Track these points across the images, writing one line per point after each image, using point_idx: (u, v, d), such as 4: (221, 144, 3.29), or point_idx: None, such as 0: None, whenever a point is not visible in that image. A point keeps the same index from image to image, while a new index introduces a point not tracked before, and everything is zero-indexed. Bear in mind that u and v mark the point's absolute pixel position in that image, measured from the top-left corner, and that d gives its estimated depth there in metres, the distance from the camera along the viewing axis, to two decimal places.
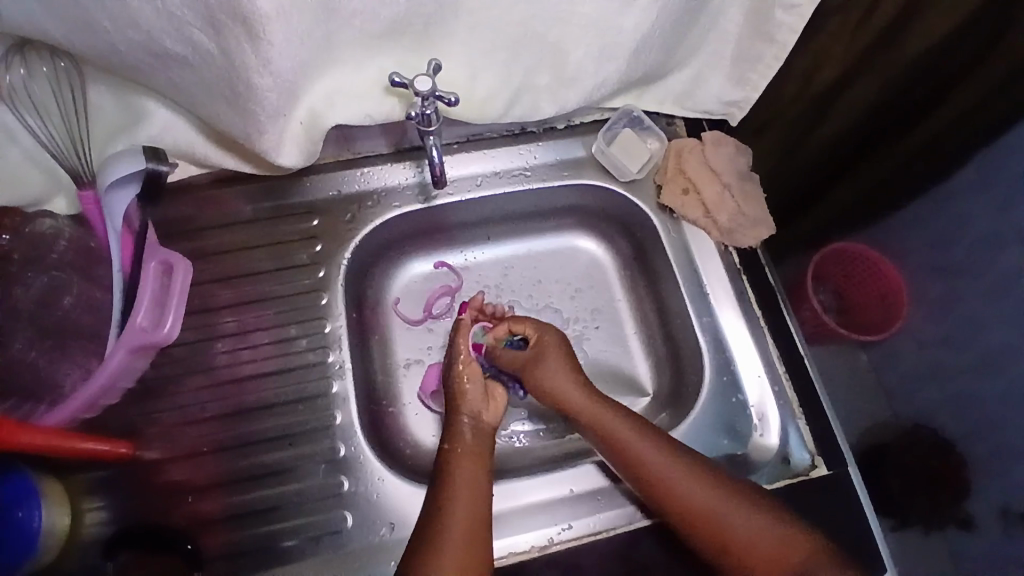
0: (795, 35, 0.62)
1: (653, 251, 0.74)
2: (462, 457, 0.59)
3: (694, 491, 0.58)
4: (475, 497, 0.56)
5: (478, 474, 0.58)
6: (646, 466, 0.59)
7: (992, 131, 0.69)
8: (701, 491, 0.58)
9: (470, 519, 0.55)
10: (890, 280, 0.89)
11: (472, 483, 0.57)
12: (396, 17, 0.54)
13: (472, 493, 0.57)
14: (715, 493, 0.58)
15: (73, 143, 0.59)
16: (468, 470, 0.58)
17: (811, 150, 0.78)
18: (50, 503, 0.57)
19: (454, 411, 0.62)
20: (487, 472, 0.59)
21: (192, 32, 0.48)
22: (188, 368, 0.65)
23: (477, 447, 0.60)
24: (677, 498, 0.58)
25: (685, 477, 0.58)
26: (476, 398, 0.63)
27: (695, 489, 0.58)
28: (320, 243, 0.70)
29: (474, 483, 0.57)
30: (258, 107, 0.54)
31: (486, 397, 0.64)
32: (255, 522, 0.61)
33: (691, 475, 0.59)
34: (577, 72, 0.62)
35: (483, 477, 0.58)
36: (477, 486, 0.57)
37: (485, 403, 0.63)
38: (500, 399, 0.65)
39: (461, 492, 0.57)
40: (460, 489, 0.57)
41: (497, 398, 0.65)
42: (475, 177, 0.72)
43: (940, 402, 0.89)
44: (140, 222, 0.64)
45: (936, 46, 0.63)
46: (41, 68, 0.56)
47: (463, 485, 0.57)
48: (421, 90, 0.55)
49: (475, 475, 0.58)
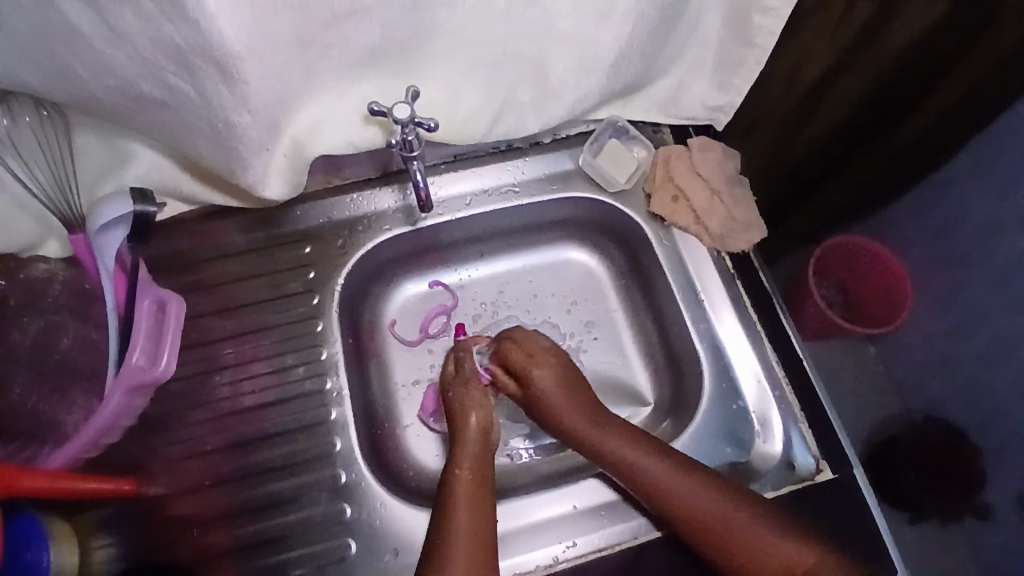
0: (775, 38, 0.61)
1: (646, 259, 0.74)
2: (466, 482, 0.60)
3: (701, 492, 0.59)
4: (481, 524, 0.57)
5: (483, 498, 0.59)
6: (640, 471, 0.61)
7: (983, 116, 0.69)
8: (696, 496, 0.59)
9: (478, 535, 0.56)
10: (890, 271, 0.87)
11: (476, 509, 0.58)
12: (372, 46, 0.54)
13: (476, 512, 0.58)
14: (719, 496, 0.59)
15: (61, 188, 0.60)
16: (472, 494, 0.59)
17: (797, 149, 0.77)
18: (58, 543, 0.57)
19: (461, 433, 0.63)
20: (489, 496, 0.60)
21: (168, 75, 0.49)
22: (188, 403, 0.66)
23: (484, 470, 0.61)
24: (679, 499, 0.59)
25: (692, 483, 0.59)
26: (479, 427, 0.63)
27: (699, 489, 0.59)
28: (313, 270, 0.70)
29: (479, 511, 0.58)
30: (241, 143, 0.54)
31: (489, 421, 0.64)
32: (259, 554, 0.61)
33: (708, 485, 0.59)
34: (558, 88, 0.62)
35: (487, 501, 0.59)
36: (481, 509, 0.58)
37: (489, 428, 0.64)
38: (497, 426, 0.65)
39: (466, 513, 0.57)
40: (467, 509, 0.58)
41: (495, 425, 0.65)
42: (464, 197, 0.72)
43: (950, 393, 0.88)
44: (133, 259, 0.62)
45: (920, 40, 0.62)
46: (25, 116, 0.57)
47: (470, 505, 0.58)
48: (400, 119, 0.56)
49: (479, 495, 0.59)
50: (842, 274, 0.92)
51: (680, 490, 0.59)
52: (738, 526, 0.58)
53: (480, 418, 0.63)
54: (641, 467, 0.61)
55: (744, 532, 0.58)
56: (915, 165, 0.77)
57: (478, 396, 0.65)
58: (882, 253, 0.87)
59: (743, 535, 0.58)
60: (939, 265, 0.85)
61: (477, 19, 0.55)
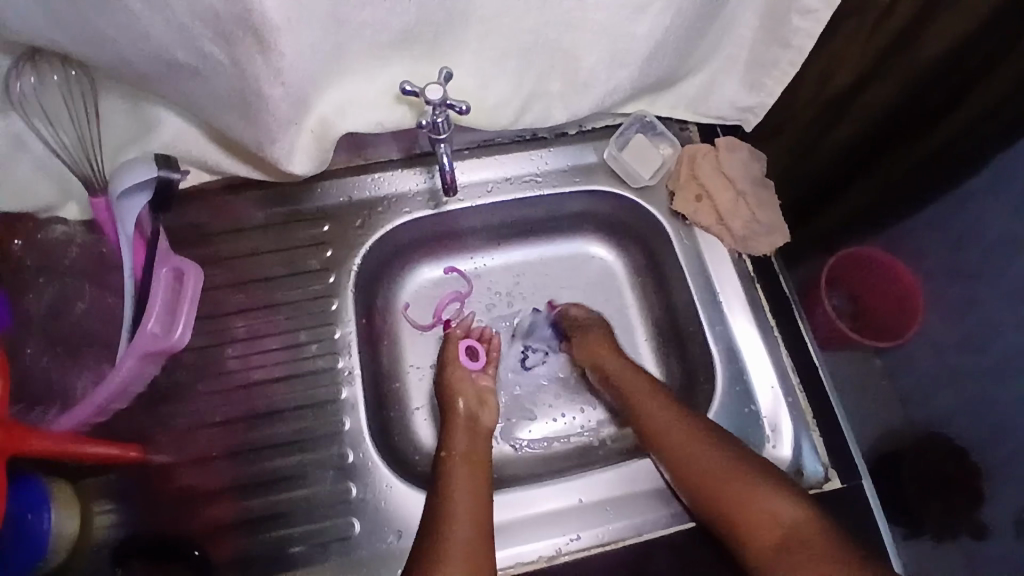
0: (812, 41, 0.61)
1: (664, 257, 0.73)
2: (459, 462, 0.61)
3: (702, 452, 0.60)
4: (474, 501, 0.57)
5: (476, 476, 0.60)
6: (661, 425, 0.63)
7: (1005, 136, 0.68)
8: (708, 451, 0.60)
9: (472, 506, 0.57)
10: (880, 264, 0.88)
11: (469, 486, 0.59)
12: (407, 25, 0.54)
13: (470, 496, 0.58)
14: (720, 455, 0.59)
15: (84, 150, 0.59)
16: (465, 473, 0.60)
17: (822, 155, 0.77)
18: (59, 506, 0.57)
19: (451, 418, 0.65)
20: (484, 475, 0.60)
21: (202, 42, 0.48)
22: (199, 374, 0.65)
23: (476, 448, 0.63)
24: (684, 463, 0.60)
25: (691, 442, 0.60)
26: (470, 403, 0.66)
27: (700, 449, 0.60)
28: (331, 248, 0.70)
29: (473, 485, 0.59)
30: (269, 115, 0.54)
31: (479, 401, 0.67)
32: (263, 528, 0.61)
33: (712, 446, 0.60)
34: (589, 78, 0.61)
35: (481, 480, 0.60)
36: (473, 484, 0.59)
37: (479, 406, 0.66)
38: (493, 405, 0.67)
39: (463, 494, 0.58)
40: (459, 492, 0.58)
41: (490, 403, 0.67)
42: (486, 183, 0.72)
43: (955, 410, 0.88)
44: (153, 226, 0.63)
45: (952, 53, 0.61)
46: (52, 75, 0.56)
47: (461, 484, 0.59)
48: (431, 99, 0.55)
49: (471, 473, 0.60)
50: (857, 284, 0.92)
51: (699, 441, 0.60)
52: (736, 485, 0.57)
53: (469, 399, 0.66)
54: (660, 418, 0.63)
55: (757, 489, 0.57)
56: (932, 181, 0.77)
57: (467, 383, 0.67)
58: (865, 252, 0.88)
59: (755, 493, 0.56)
60: (954, 281, 0.84)
61: (514, 5, 0.54)
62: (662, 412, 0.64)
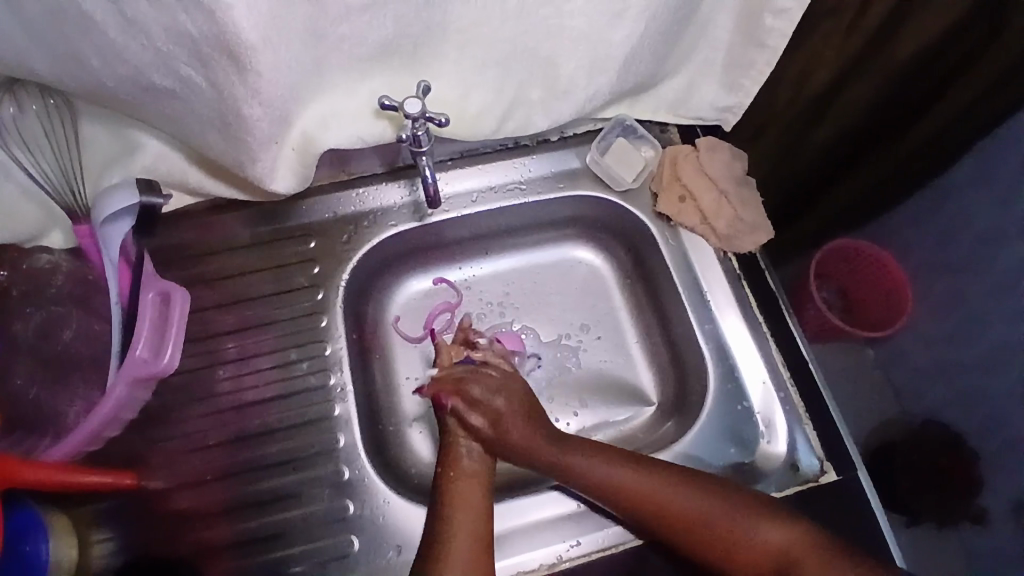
0: (787, 40, 0.61)
1: (651, 258, 0.74)
2: (460, 480, 0.60)
3: (668, 491, 0.59)
4: (475, 532, 0.57)
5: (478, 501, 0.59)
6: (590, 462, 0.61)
7: (987, 128, 0.69)
8: (668, 487, 0.59)
9: (473, 539, 0.56)
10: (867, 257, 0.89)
11: (472, 512, 0.58)
12: (385, 40, 0.54)
13: (474, 519, 0.58)
14: (688, 493, 0.59)
15: (66, 178, 0.60)
16: (469, 501, 0.59)
17: (807, 153, 0.77)
18: (57, 536, 0.57)
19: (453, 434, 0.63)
20: (483, 496, 0.59)
21: (179, 65, 0.48)
22: (191, 396, 0.65)
23: (484, 479, 0.61)
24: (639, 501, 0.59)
25: (641, 475, 0.60)
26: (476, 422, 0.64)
27: (668, 490, 0.59)
28: (318, 265, 0.70)
29: (473, 512, 0.58)
30: (250, 135, 0.54)
31: None
32: (261, 549, 0.61)
33: (687, 486, 0.59)
34: (568, 85, 0.62)
35: (481, 499, 0.59)
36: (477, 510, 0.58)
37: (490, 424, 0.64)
38: None
39: (461, 522, 0.57)
40: (463, 520, 0.57)
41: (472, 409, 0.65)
42: (470, 193, 0.72)
43: (948, 397, 0.88)
44: (137, 251, 0.63)
45: (931, 46, 0.62)
46: (32, 104, 0.57)
47: (465, 514, 0.58)
48: (411, 113, 0.55)
49: (478, 506, 0.58)
50: (844, 277, 0.92)
51: (659, 486, 0.59)
52: (722, 523, 0.58)
53: None
54: (604, 469, 0.60)
55: (740, 523, 0.58)
56: (914, 177, 0.77)
57: None
58: (856, 248, 0.89)
59: (739, 533, 0.58)
60: (938, 270, 0.85)
61: (490, 16, 0.55)
62: (597, 454, 0.61)
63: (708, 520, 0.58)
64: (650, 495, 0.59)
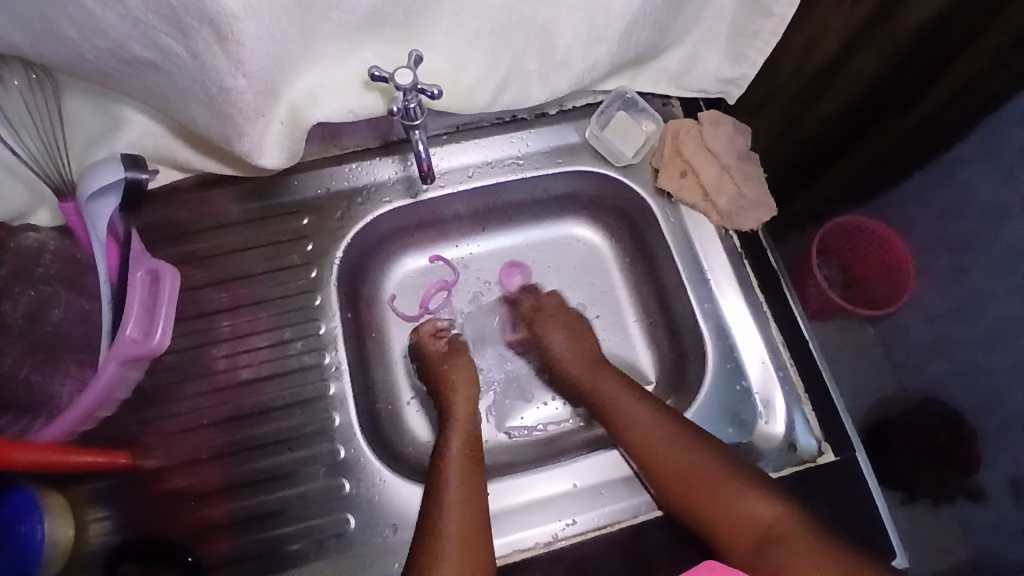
0: (793, 9, 0.59)
1: (651, 236, 0.72)
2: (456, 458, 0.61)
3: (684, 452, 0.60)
4: (469, 498, 0.58)
5: (473, 473, 0.60)
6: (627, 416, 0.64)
7: (992, 100, 0.67)
8: (684, 449, 0.61)
9: (467, 507, 0.57)
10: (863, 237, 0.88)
11: (466, 487, 0.58)
12: (375, 9, 0.52)
13: (469, 491, 0.58)
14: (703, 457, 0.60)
15: (52, 156, 0.59)
16: (461, 469, 0.60)
17: (809, 126, 0.75)
18: (53, 516, 0.57)
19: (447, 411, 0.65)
20: (477, 468, 0.61)
21: (160, 36, 0.47)
22: (185, 376, 0.64)
23: (471, 446, 0.63)
24: (657, 459, 0.61)
25: (665, 434, 0.62)
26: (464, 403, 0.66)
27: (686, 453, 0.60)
28: (311, 242, 0.69)
29: (469, 484, 0.59)
30: (235, 109, 0.52)
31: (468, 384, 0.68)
32: (258, 527, 0.61)
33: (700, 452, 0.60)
34: (565, 56, 0.60)
35: (476, 473, 0.60)
36: (471, 481, 0.59)
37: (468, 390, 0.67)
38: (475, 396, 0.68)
39: (453, 491, 0.58)
40: (456, 488, 0.58)
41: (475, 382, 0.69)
42: (467, 168, 0.71)
43: (948, 374, 0.87)
44: (126, 229, 0.61)
45: (935, 20, 0.59)
46: (14, 80, 0.56)
47: (456, 484, 0.58)
48: (402, 84, 0.53)
49: (467, 472, 0.59)
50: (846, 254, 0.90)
51: (676, 447, 0.61)
52: (726, 490, 0.58)
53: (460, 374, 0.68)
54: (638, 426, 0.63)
55: (740, 492, 0.58)
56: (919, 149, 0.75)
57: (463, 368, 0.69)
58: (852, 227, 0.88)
59: (737, 504, 0.57)
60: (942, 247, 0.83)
61: None
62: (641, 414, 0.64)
63: (711, 483, 0.58)
64: (670, 453, 0.61)
